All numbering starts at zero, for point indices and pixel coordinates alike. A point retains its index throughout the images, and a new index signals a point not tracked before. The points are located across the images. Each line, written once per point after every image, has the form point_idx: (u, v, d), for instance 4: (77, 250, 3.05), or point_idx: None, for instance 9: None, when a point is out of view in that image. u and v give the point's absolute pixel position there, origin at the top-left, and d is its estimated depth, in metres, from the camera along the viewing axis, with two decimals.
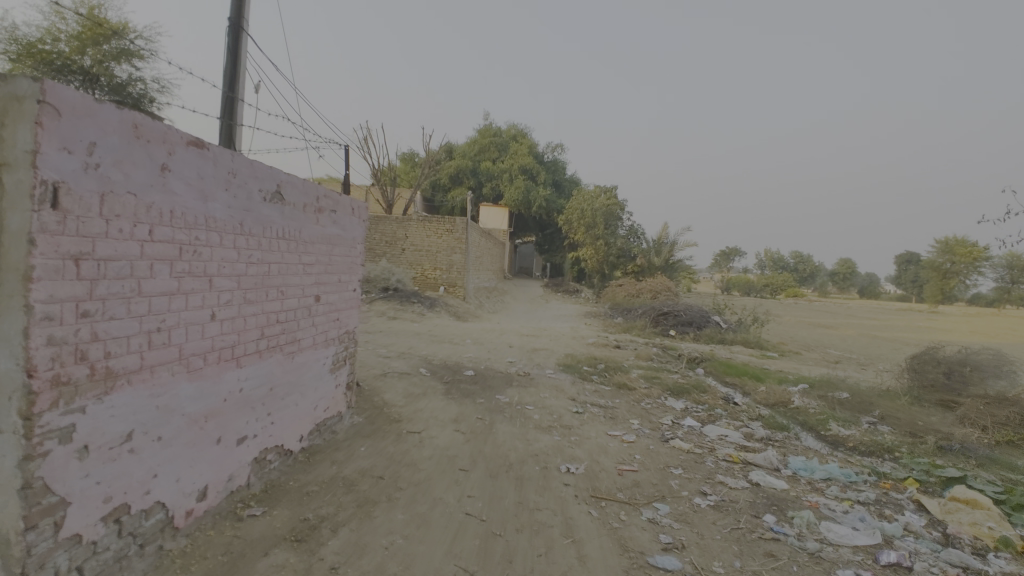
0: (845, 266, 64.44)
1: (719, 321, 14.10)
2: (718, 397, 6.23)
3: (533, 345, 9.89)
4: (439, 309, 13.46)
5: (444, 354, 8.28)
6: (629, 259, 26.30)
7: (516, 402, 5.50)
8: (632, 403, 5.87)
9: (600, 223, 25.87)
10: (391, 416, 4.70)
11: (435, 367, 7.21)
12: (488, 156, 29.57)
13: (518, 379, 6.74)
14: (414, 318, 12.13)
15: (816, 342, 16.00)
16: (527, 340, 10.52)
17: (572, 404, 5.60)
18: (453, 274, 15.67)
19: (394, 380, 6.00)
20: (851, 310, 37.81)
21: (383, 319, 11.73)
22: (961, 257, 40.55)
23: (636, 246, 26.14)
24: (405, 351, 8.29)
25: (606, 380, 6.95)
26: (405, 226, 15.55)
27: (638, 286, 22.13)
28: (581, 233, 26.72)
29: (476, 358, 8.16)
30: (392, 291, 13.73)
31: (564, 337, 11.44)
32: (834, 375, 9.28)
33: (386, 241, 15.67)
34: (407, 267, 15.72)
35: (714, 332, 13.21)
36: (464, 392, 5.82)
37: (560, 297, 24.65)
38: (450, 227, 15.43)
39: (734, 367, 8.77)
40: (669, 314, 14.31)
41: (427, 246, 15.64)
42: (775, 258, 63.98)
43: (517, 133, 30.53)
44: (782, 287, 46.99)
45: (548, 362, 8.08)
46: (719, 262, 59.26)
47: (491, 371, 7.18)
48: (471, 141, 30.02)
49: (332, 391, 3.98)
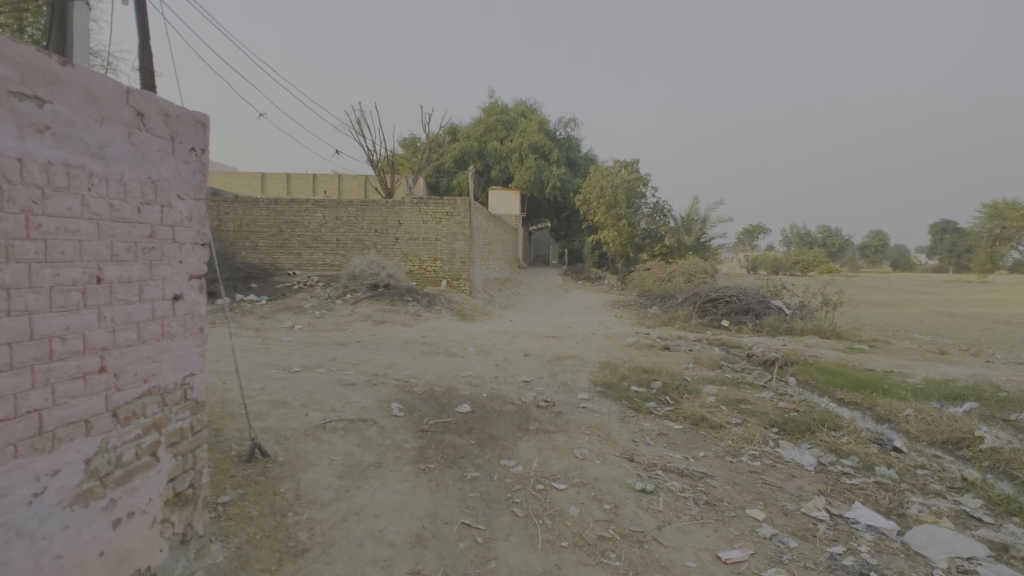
0: (876, 239, 61.02)
1: (781, 307, 11.59)
2: (865, 439, 3.79)
3: (555, 351, 7.52)
4: (440, 308, 11.20)
5: (433, 374, 5.97)
6: (656, 240, 24.02)
7: (535, 479, 3.16)
8: (730, 463, 3.47)
9: (622, 201, 23.35)
10: (292, 537, 2.42)
11: (414, 400, 4.88)
12: (495, 136, 27.17)
13: (538, 418, 4.40)
14: (407, 321, 9.86)
15: (892, 325, 13.41)
16: (549, 343, 8.24)
17: (633, 474, 3.23)
18: (457, 265, 13.37)
19: (332, 436, 3.68)
20: (899, 284, 34.72)
21: (368, 324, 9.50)
22: (1013, 221, 36.91)
23: (662, 225, 23.74)
24: (379, 372, 6.01)
25: (671, 413, 4.56)
26: (398, 211, 13.32)
27: (668, 269, 19.76)
28: (601, 214, 24.15)
29: (476, 379, 5.82)
30: (383, 288, 11.52)
31: (594, 336, 9.04)
32: (974, 377, 6.75)
33: (376, 230, 13.43)
34: (403, 259, 13.46)
35: (776, 320, 10.71)
36: (446, 455, 3.49)
37: (580, 286, 22.27)
38: (451, 210, 13.18)
39: (837, 373, 6.30)
40: (719, 300, 11.84)
41: (425, 234, 13.36)
42: (802, 233, 60.67)
43: (525, 110, 28.09)
44: (814, 264, 43.82)
45: (580, 381, 5.70)
46: (742, 242, 56.05)
47: (497, 402, 4.85)
48: (476, 121, 27.65)
49: (100, 542, 1.68)
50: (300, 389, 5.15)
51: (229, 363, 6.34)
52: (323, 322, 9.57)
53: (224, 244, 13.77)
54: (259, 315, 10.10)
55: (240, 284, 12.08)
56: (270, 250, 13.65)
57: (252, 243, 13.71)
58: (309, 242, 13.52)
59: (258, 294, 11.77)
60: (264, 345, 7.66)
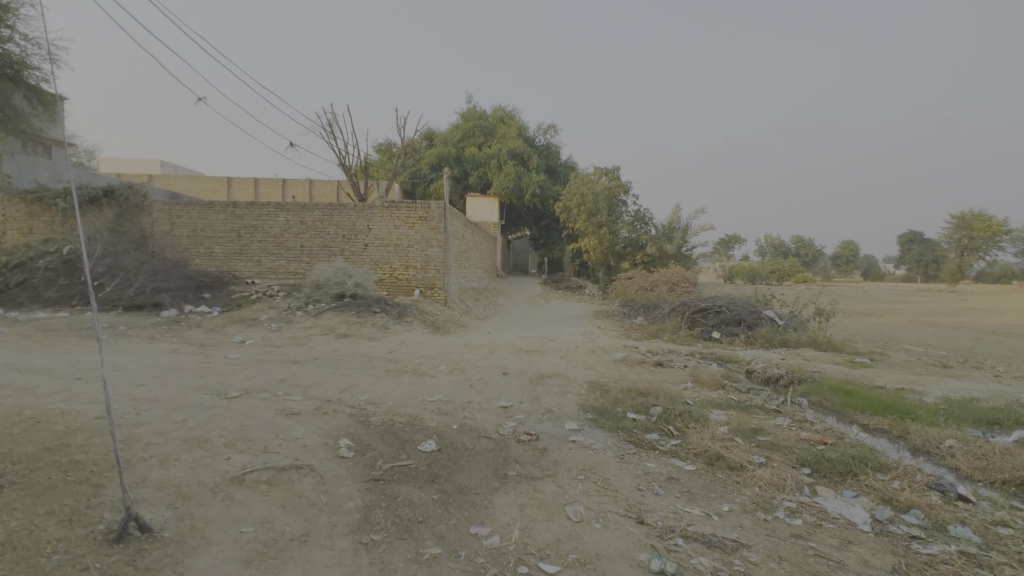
0: (848, 249, 62.27)
1: (773, 317, 11.02)
2: (922, 486, 3.07)
3: (537, 369, 6.73)
4: (412, 320, 10.32)
5: (396, 399, 5.11)
6: (638, 249, 23.54)
7: (515, 558, 2.34)
8: (767, 523, 2.71)
9: (603, 209, 22.87)
10: None
11: (368, 436, 4.01)
12: (473, 142, 26.51)
13: (519, 458, 3.58)
14: (373, 334, 8.97)
15: (882, 335, 12.99)
16: (530, 359, 7.45)
17: (645, 546, 2.44)
18: (431, 273, 12.50)
19: (250, 492, 2.80)
20: (873, 293, 34.97)
21: (329, 338, 8.60)
22: (980, 232, 37.62)
23: (644, 233, 23.32)
24: (333, 398, 5.12)
25: (679, 449, 3.78)
26: (367, 216, 12.46)
27: (651, 279, 19.27)
28: (582, 221, 23.60)
29: (446, 405, 4.97)
30: (349, 298, 10.60)
31: (578, 351, 8.29)
32: (994, 395, 6.18)
33: (344, 236, 12.53)
34: (372, 267, 12.55)
35: (770, 332, 10.11)
36: (399, 520, 2.65)
37: (561, 296, 21.61)
38: (425, 214, 12.37)
39: (852, 393, 5.64)
40: (709, 311, 11.22)
41: (396, 240, 12.48)
42: (776, 244, 61.42)
43: (504, 115, 27.53)
44: (790, 274, 44.14)
45: (567, 408, 4.91)
46: (718, 250, 56.33)
47: (470, 436, 4.02)
48: (454, 127, 26.97)
49: None
50: (230, 422, 4.26)
51: (156, 387, 5.40)
52: (280, 336, 8.62)
53: (176, 250, 12.72)
54: (207, 328, 9.12)
55: (191, 294, 11.05)
56: (227, 257, 12.67)
57: (208, 249, 12.69)
58: (270, 248, 12.58)
59: (210, 304, 10.77)
60: (204, 363, 6.71)
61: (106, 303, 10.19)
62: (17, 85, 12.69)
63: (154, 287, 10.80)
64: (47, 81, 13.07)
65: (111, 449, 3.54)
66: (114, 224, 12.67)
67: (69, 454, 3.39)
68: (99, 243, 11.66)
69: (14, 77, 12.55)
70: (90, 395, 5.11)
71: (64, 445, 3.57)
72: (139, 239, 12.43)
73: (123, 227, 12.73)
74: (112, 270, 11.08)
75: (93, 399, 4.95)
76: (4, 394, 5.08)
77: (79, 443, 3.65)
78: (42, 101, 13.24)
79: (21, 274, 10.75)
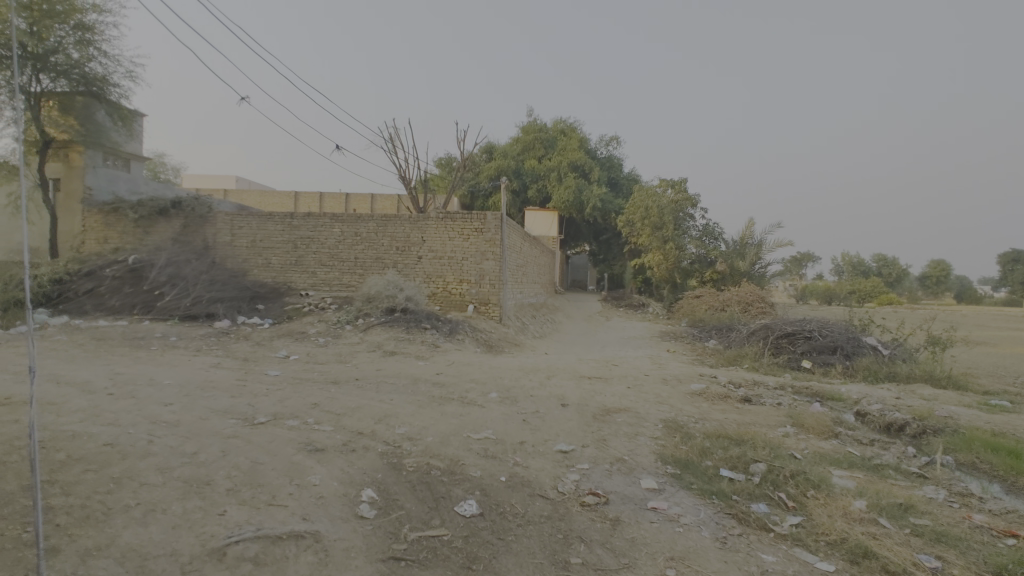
0: (939, 268, 56.71)
1: (875, 345, 9.52)
2: None
3: (601, 402, 5.81)
4: (463, 338, 9.66)
5: (437, 436, 4.36)
6: (706, 265, 22.03)
7: None
8: None
9: (669, 223, 21.66)
10: None
11: (397, 486, 3.28)
12: (533, 155, 26.03)
13: (584, 535, 2.73)
14: (422, 353, 8.35)
15: (1008, 370, 11.04)
16: (592, 388, 6.56)
17: None
18: (486, 288, 11.83)
19: None
20: (976, 317, 31.16)
21: (375, 356, 8.06)
22: None
23: (713, 249, 21.85)
24: (366, 430, 4.45)
25: (803, 531, 2.78)
26: (422, 227, 12.04)
27: (722, 298, 17.83)
28: (645, 236, 22.37)
29: (494, 446, 4.17)
30: (399, 313, 10.10)
31: (647, 379, 7.29)
32: None
33: (397, 248, 12.14)
34: (425, 281, 12.06)
35: (873, 363, 8.67)
36: None
37: (621, 314, 20.46)
38: (480, 226, 11.79)
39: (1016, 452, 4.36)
40: (797, 336, 9.87)
41: (450, 252, 11.94)
42: (855, 262, 56.87)
43: (564, 127, 26.86)
44: (873, 295, 40.39)
45: (642, 457, 3.98)
46: (789, 268, 52.61)
47: (521, 494, 3.19)
48: (513, 140, 26.59)
49: None
50: (243, 458, 3.66)
51: (182, 409, 4.94)
52: (326, 352, 8.18)
53: (236, 261, 12.78)
54: (255, 341, 8.85)
55: (245, 305, 10.95)
56: (284, 268, 12.58)
57: (265, 260, 12.66)
58: (324, 260, 12.40)
59: (263, 316, 10.60)
60: (241, 381, 6.28)
61: (164, 313, 10.22)
62: (100, 101, 13.34)
63: (210, 298, 10.77)
64: (128, 97, 13.71)
65: (96, 490, 2.99)
66: (180, 234, 12.93)
67: (47, 496, 2.87)
68: (164, 253, 11.85)
69: (98, 93, 13.20)
70: (112, 414, 4.71)
71: (50, 481, 3.06)
72: (201, 250, 12.58)
73: (189, 237, 12.97)
74: (173, 280, 11.19)
75: (113, 420, 4.53)
76: (29, 410, 4.76)
77: (69, 479, 3.14)
78: (122, 117, 13.93)
79: (90, 282, 11.03)
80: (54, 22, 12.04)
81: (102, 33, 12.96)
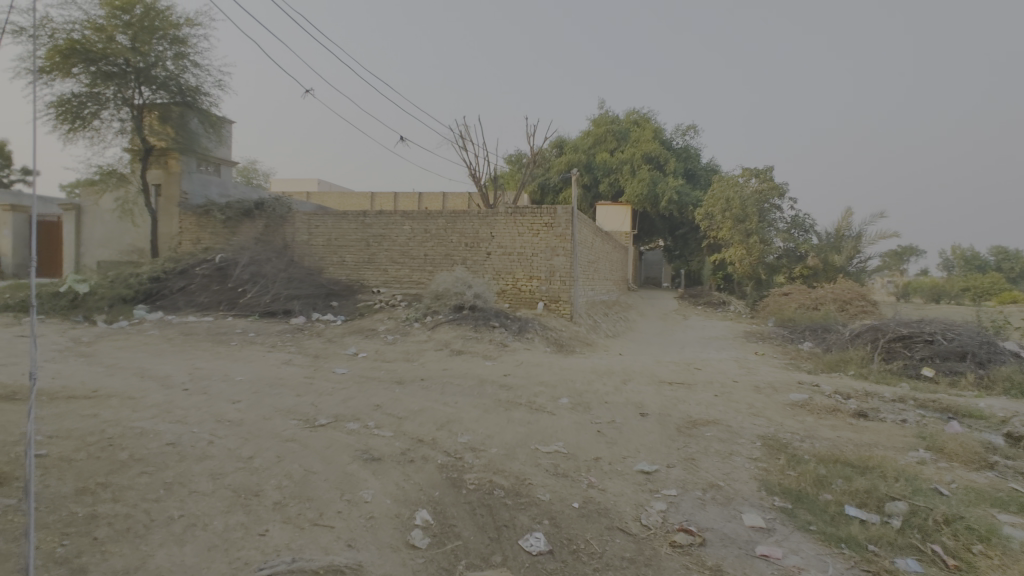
0: None
1: (1014, 352, 8.09)
2: None
3: (687, 413, 5.17)
4: (533, 337, 9.25)
5: (502, 447, 3.96)
6: (796, 260, 20.29)
7: None
8: None
9: (753, 215, 20.17)
10: None
11: (455, 509, 2.91)
12: (605, 147, 25.13)
13: None
14: (489, 353, 8.02)
15: None
16: (675, 396, 5.90)
17: None
18: (556, 285, 11.35)
19: None
20: None
21: (442, 354, 7.82)
22: None
23: (804, 243, 20.20)
24: (427, 438, 4.13)
25: None
26: (491, 222, 11.76)
27: (815, 296, 16.29)
28: (726, 229, 20.79)
29: (565, 462, 3.71)
30: (468, 311, 9.86)
31: (736, 386, 6.52)
32: None
33: (466, 244, 11.94)
34: (494, 277, 11.77)
35: (1014, 373, 7.34)
36: None
37: (700, 312, 19.24)
38: (551, 220, 11.33)
39: None
40: (913, 339, 8.60)
41: (520, 248, 11.58)
42: (969, 255, 50.84)
43: (638, 118, 25.77)
44: (991, 293, 35.83)
45: (741, 484, 3.36)
46: (888, 262, 47.88)
47: (597, 527, 2.72)
48: (585, 133, 25.85)
49: None
50: (298, 466, 3.44)
51: (248, 407, 4.86)
52: (393, 350, 8.06)
53: (313, 258, 13.12)
54: (327, 338, 8.91)
55: (320, 302, 11.15)
56: (357, 265, 12.77)
57: (340, 258, 12.91)
58: (395, 257, 12.44)
59: (336, 313, 10.75)
60: (309, 378, 6.21)
61: (246, 309, 10.61)
62: (194, 110, 14.05)
63: (288, 295, 11.08)
64: (217, 105, 14.44)
65: (145, 498, 2.83)
66: (262, 234, 13.49)
67: (95, 502, 2.73)
68: (247, 252, 12.38)
69: (191, 103, 13.92)
70: (182, 411, 4.70)
71: (103, 485, 2.94)
72: (281, 249, 13.05)
73: (270, 236, 13.50)
74: (255, 277, 11.63)
75: (181, 417, 4.51)
76: (109, 404, 4.86)
77: (123, 483, 3.01)
78: (212, 124, 14.59)
79: (183, 280, 11.68)
80: (153, 38, 13.01)
81: (195, 45, 13.73)
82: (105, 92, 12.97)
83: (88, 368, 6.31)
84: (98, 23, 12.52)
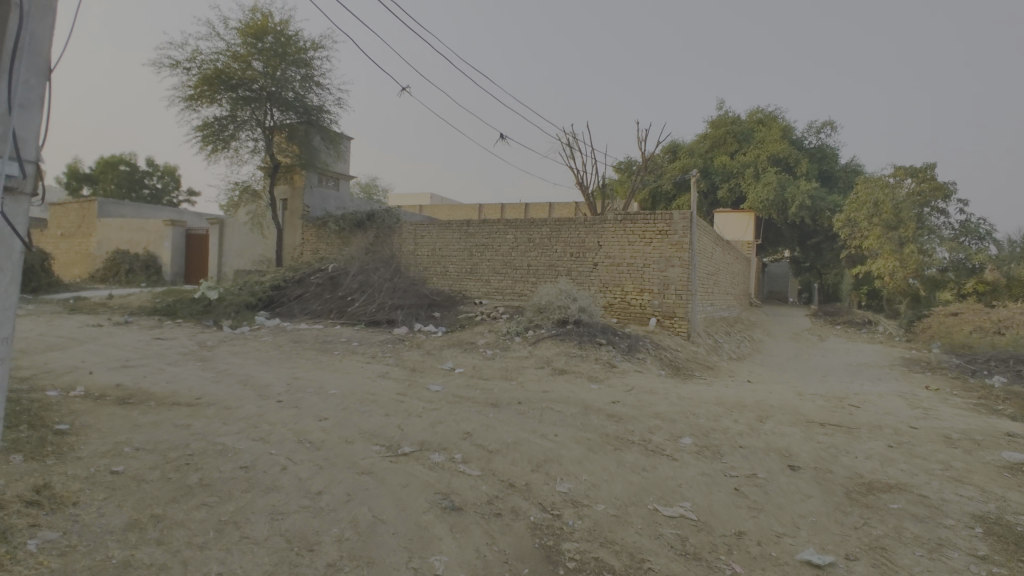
0: None
1: None
2: None
3: (855, 471, 3.96)
4: (644, 357, 8.25)
5: (610, 504, 3.15)
6: (967, 273, 16.92)
7: None
8: None
9: (909, 220, 17.21)
10: None
11: None
12: (725, 150, 23.13)
13: None
14: (595, 374, 7.18)
15: None
16: (834, 444, 4.63)
17: None
18: (671, 299, 10.18)
19: None
20: None
21: (543, 374, 7.12)
22: None
23: (978, 253, 16.78)
24: (519, 482, 3.43)
25: None
26: (598, 231, 10.95)
27: (997, 317, 13.31)
28: (874, 238, 18.03)
29: (696, 535, 2.82)
30: (571, 326, 9.11)
31: (917, 435, 5.04)
32: None
33: (572, 254, 11.22)
34: (600, 291, 10.89)
35: None
36: None
37: (839, 332, 16.70)
38: (665, 228, 10.26)
39: None
40: None
41: (629, 258, 10.61)
42: None
43: (764, 117, 23.43)
44: None
45: None
46: None
47: None
48: (702, 136, 24.03)
49: None
50: (366, 510, 2.91)
51: (332, 427, 4.51)
52: (491, 366, 7.52)
53: (418, 268, 13.17)
54: (425, 350, 8.63)
55: (422, 312, 11.03)
56: (460, 276, 12.58)
57: (444, 268, 12.82)
58: (498, 267, 12.06)
59: (437, 324, 10.54)
60: (400, 396, 5.82)
61: (353, 318, 10.78)
62: (316, 128, 14.93)
63: (392, 304, 11.11)
64: (337, 122, 15.21)
65: (191, 542, 2.44)
66: (372, 245, 13.85)
67: (137, 545, 2.38)
68: (357, 263, 12.72)
69: (314, 121, 14.79)
70: (268, 427, 4.45)
71: (156, 520, 2.62)
72: (388, 259, 13.28)
73: (379, 246, 13.82)
74: (363, 287, 11.86)
75: (265, 435, 4.24)
76: (205, 414, 4.78)
77: (177, 518, 2.67)
78: (332, 140, 15.40)
79: (299, 289, 12.24)
80: (285, 63, 14.03)
81: (319, 68, 14.58)
82: (242, 115, 14.15)
83: (200, 373, 6.48)
84: (237, 52, 13.71)
